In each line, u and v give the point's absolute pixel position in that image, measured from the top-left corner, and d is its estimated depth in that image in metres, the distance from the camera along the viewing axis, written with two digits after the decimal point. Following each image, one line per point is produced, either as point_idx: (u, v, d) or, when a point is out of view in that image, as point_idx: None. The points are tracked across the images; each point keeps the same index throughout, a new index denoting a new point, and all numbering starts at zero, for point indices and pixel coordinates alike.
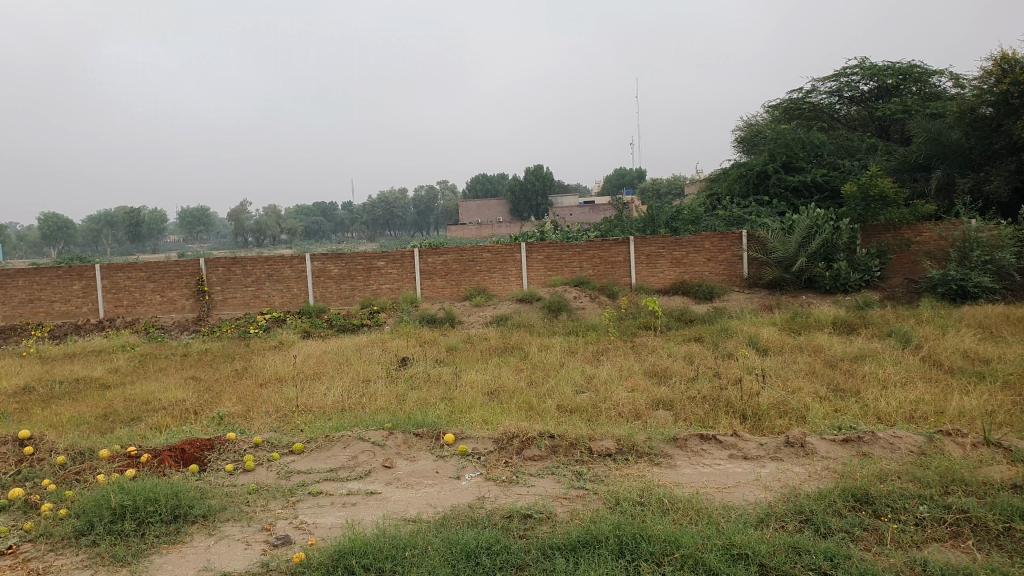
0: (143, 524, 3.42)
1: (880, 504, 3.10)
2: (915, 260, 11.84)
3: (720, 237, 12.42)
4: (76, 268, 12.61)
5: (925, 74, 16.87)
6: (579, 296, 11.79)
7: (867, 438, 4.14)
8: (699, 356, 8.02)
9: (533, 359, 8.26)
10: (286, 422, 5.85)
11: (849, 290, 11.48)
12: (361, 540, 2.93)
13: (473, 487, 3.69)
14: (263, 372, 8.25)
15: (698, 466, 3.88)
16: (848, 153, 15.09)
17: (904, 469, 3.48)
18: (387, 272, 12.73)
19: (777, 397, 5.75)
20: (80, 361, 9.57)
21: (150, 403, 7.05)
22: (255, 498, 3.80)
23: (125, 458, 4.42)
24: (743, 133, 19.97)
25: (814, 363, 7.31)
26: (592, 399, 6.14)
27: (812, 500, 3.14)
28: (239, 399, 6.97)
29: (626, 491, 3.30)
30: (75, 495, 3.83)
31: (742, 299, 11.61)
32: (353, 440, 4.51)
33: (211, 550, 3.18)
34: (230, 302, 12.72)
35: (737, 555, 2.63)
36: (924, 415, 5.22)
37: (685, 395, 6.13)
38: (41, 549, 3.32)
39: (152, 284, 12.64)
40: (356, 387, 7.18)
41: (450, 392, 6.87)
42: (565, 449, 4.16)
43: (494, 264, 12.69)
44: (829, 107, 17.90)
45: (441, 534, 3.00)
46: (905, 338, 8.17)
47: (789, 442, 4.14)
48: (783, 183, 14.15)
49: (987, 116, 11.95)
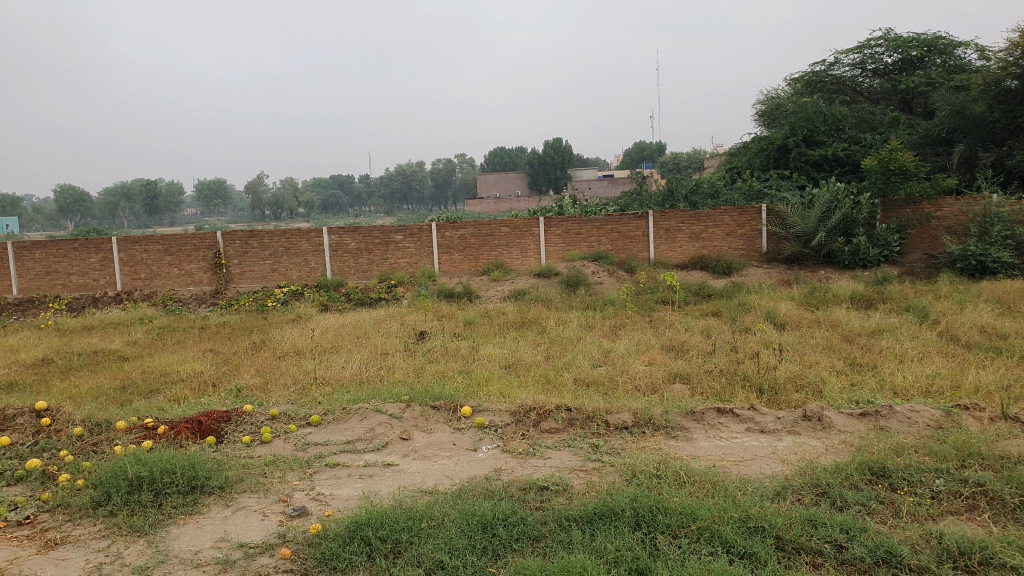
0: (161, 495, 3.47)
1: (897, 478, 3.08)
2: (936, 234, 11.71)
3: (739, 211, 12.31)
4: (93, 241, 12.72)
5: (950, 46, 16.49)
6: (597, 271, 11.78)
7: (885, 412, 4.11)
8: (716, 330, 8.00)
9: (550, 333, 8.27)
10: (302, 395, 5.90)
11: (868, 265, 11.39)
12: (377, 511, 2.96)
13: (490, 459, 3.72)
14: (280, 345, 8.32)
15: (715, 439, 3.88)
16: (870, 127, 14.84)
17: (922, 443, 3.45)
18: (404, 246, 12.74)
19: (793, 371, 5.73)
20: (99, 334, 9.67)
21: (168, 375, 7.13)
22: (272, 469, 3.84)
23: (143, 429, 4.49)
24: (764, 105, 19.73)
25: (832, 338, 7.27)
26: (609, 373, 6.16)
27: (828, 473, 3.13)
28: (256, 372, 7.05)
29: (642, 464, 3.30)
30: (92, 466, 3.89)
31: (760, 274, 11.54)
32: (370, 413, 4.53)
33: (229, 521, 3.23)
34: (248, 275, 12.81)
35: (754, 528, 2.64)
36: (940, 390, 5.20)
37: (702, 369, 6.13)
38: (59, 520, 3.39)
39: (170, 257, 12.73)
40: (373, 360, 7.23)
41: (467, 365, 6.90)
42: (582, 422, 4.17)
43: (512, 238, 12.68)
44: (852, 79, 17.60)
45: (458, 505, 3.02)
46: (923, 312, 8.11)
47: (806, 416, 4.12)
48: (803, 157, 13.99)
49: (1012, 89, 11.72)
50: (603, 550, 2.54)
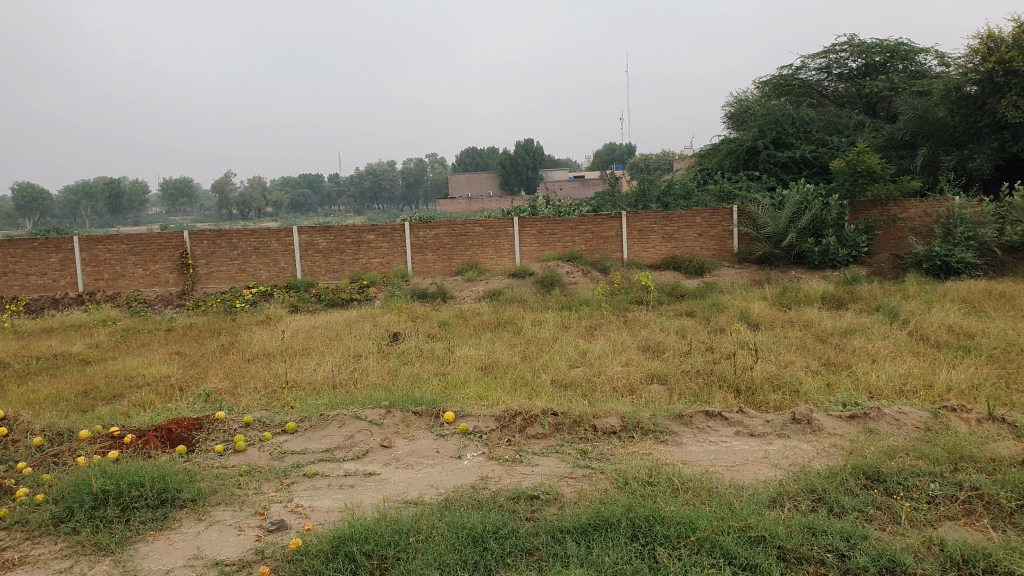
0: (128, 509, 3.32)
1: (892, 482, 3.03)
2: (901, 236, 11.80)
3: (711, 212, 12.34)
4: (53, 241, 12.37)
5: (912, 52, 16.72)
6: (571, 271, 11.73)
7: (874, 414, 4.08)
8: (691, 330, 7.97)
9: (526, 333, 8.19)
10: (274, 400, 5.74)
11: (837, 266, 11.47)
12: (362, 525, 2.85)
13: (475, 467, 3.61)
14: (249, 347, 8.14)
15: (705, 443, 3.81)
16: (836, 130, 14.95)
17: (913, 446, 3.40)
18: (377, 246, 12.58)
19: (770, 371, 5.69)
20: (59, 336, 9.38)
21: (133, 379, 6.92)
22: (247, 480, 3.71)
23: (107, 439, 4.31)
24: (732, 108, 19.85)
25: (806, 338, 7.27)
26: (587, 373, 6.08)
27: (824, 479, 3.08)
28: (225, 375, 6.88)
29: (634, 471, 3.23)
30: (52, 480, 3.72)
31: (732, 274, 11.56)
32: (350, 420, 4.40)
33: (202, 537, 3.10)
34: (215, 276, 12.55)
35: (754, 538, 2.57)
36: (914, 389, 5.19)
37: (680, 369, 6.08)
38: (17, 538, 3.22)
39: (134, 257, 12.43)
40: (347, 363, 7.08)
41: (443, 367, 6.79)
42: (569, 427, 4.08)
43: (486, 238, 12.57)
44: (817, 84, 17.76)
45: (447, 517, 2.92)
46: (892, 312, 8.15)
47: (796, 419, 4.07)
48: (772, 158, 14.07)
49: (972, 94, 11.87)
50: (601, 564, 2.47)
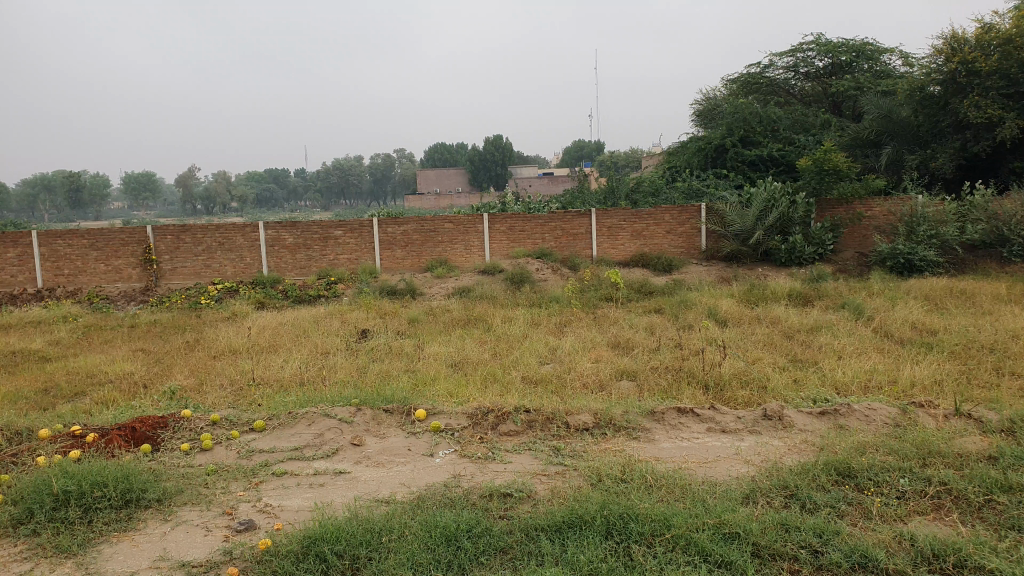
0: (91, 511, 3.24)
1: (863, 478, 3.06)
2: (866, 234, 11.96)
3: (679, 210, 12.39)
4: (12, 235, 12.08)
5: (877, 52, 16.98)
6: (541, 269, 11.73)
7: (844, 410, 4.12)
8: (659, 327, 8.01)
9: (496, 330, 8.16)
10: (242, 397, 5.65)
11: (803, 263, 11.63)
12: (333, 524, 2.80)
13: (448, 465, 3.58)
14: (215, 344, 8.01)
15: (677, 440, 3.82)
16: (803, 129, 15.13)
17: (882, 441, 3.44)
18: (345, 242, 12.46)
19: (738, 367, 5.73)
20: (19, 332, 9.17)
21: (95, 377, 6.78)
22: (214, 480, 3.63)
23: (69, 438, 4.21)
24: (701, 105, 19.98)
25: (773, 334, 7.33)
26: (557, 370, 6.08)
27: (796, 475, 3.09)
28: (190, 372, 6.78)
29: (607, 468, 3.22)
30: (12, 480, 3.61)
31: (700, 272, 11.64)
32: (319, 417, 4.34)
33: (168, 538, 3.03)
34: (179, 272, 12.34)
35: (728, 535, 2.58)
36: (879, 385, 5.25)
37: (649, 365, 6.09)
38: None
39: (96, 252, 12.18)
40: (315, 360, 6.99)
41: (413, 364, 6.75)
42: (541, 424, 4.06)
43: (455, 235, 12.52)
44: (784, 82, 17.94)
45: (419, 516, 2.89)
46: (858, 309, 8.27)
47: (767, 415, 4.10)
48: (740, 156, 14.19)
49: (935, 94, 12.08)
50: (576, 562, 2.45)
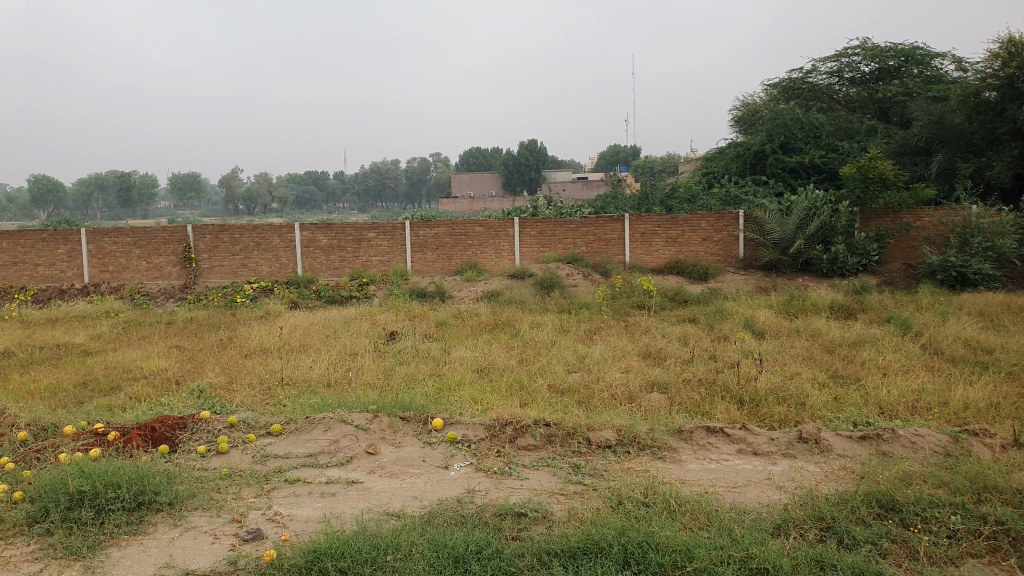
0: (104, 512, 3.11)
1: (908, 513, 2.85)
2: (914, 245, 11.55)
3: (717, 216, 12.11)
4: (60, 232, 12.24)
5: (928, 56, 16.46)
6: (572, 274, 11.55)
7: (887, 435, 3.88)
8: (693, 337, 7.78)
9: (524, 336, 8.01)
10: (267, 398, 5.56)
11: (846, 274, 11.27)
12: (340, 539, 2.66)
13: (462, 479, 3.43)
14: (248, 342, 7.97)
15: (705, 461, 3.63)
16: (846, 135, 14.74)
17: (929, 471, 3.22)
18: (377, 244, 12.40)
19: (775, 383, 5.48)
20: (62, 326, 9.26)
21: (131, 372, 6.77)
22: (226, 485, 3.48)
23: (92, 435, 4.08)
24: (740, 111, 19.62)
25: (812, 348, 7.06)
26: (584, 379, 5.89)
27: (832, 505, 2.90)
28: (222, 370, 6.72)
29: (628, 489, 3.04)
30: (34, 476, 3.50)
31: (737, 281, 11.35)
32: (336, 423, 4.18)
33: (176, 544, 2.90)
34: (217, 270, 12.38)
35: (756, 571, 2.40)
36: (928, 406, 4.99)
37: (681, 377, 5.88)
38: None
39: (138, 249, 12.28)
40: (343, 361, 6.89)
41: (438, 368, 6.61)
42: (561, 439, 3.89)
43: (487, 238, 12.39)
44: (828, 88, 17.50)
45: (430, 533, 2.73)
46: (905, 324, 7.94)
47: (802, 437, 3.89)
48: (780, 163, 13.86)
49: (990, 100, 11.65)
50: None
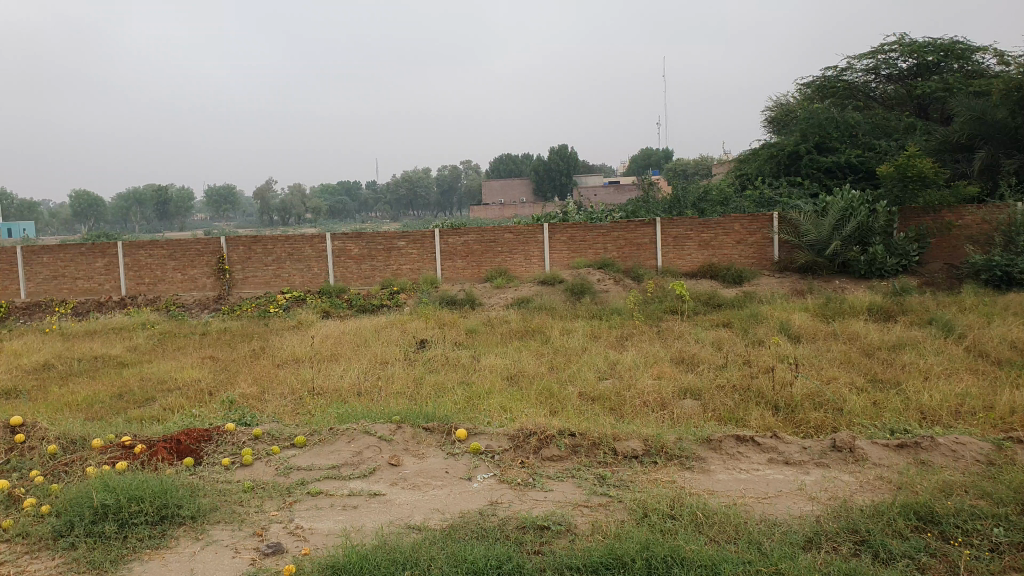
0: (127, 526, 3.10)
1: (948, 525, 2.73)
2: (957, 245, 11.24)
3: (750, 219, 11.92)
4: (98, 245, 12.45)
5: (968, 51, 16.08)
6: (604, 280, 11.45)
7: (926, 443, 3.75)
8: (728, 342, 7.64)
9: (555, 342, 7.94)
10: (298, 408, 5.55)
11: (884, 276, 11.02)
12: (358, 553, 2.61)
13: (486, 491, 3.37)
14: (280, 352, 8.01)
15: (734, 471, 3.53)
16: (884, 134, 14.45)
17: (970, 481, 3.09)
18: (408, 253, 12.42)
19: (811, 388, 5.34)
20: (100, 338, 9.40)
21: (165, 383, 6.82)
22: (249, 497, 3.47)
23: (119, 448, 4.09)
24: (773, 111, 19.37)
25: (850, 352, 6.90)
26: (615, 386, 5.79)
27: (867, 517, 2.79)
28: (254, 380, 6.75)
29: (654, 501, 2.96)
30: (61, 490, 3.52)
31: (772, 284, 11.15)
32: (359, 434, 4.15)
33: (196, 559, 2.88)
34: (250, 281, 12.48)
35: None
36: (972, 410, 4.82)
37: (714, 383, 5.76)
38: (16, 552, 3.04)
39: (174, 261, 12.43)
40: (373, 370, 6.88)
41: (468, 376, 6.57)
42: (587, 449, 3.81)
43: (517, 245, 12.34)
44: (864, 85, 17.20)
45: (450, 547, 2.68)
46: (947, 326, 7.72)
47: (836, 446, 3.77)
48: (815, 163, 13.62)
49: None
50: None
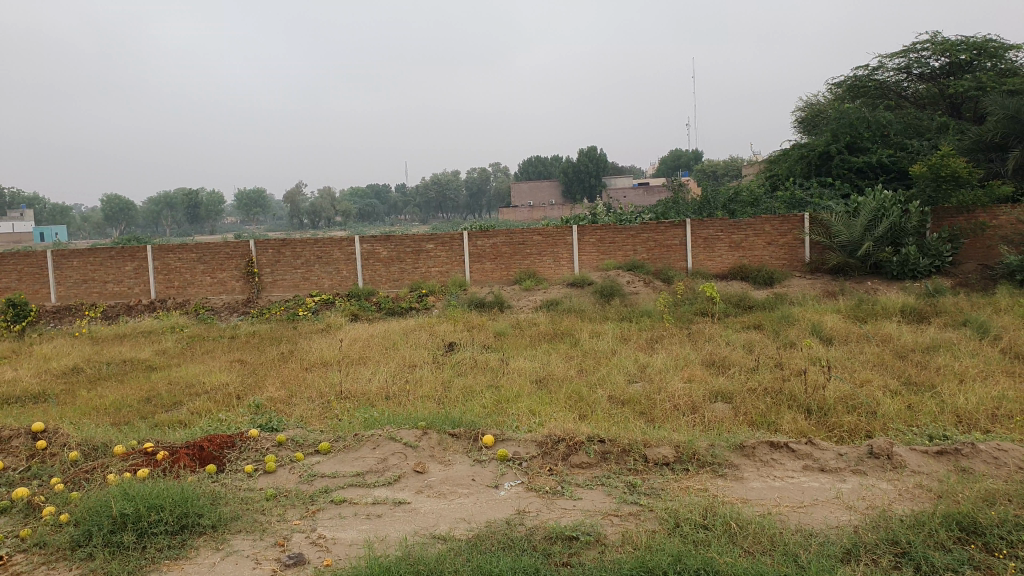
0: (146, 535, 3.09)
1: (993, 536, 2.62)
2: (990, 245, 10.99)
3: (781, 220, 11.73)
4: (128, 249, 12.58)
5: (1001, 49, 15.62)
6: (633, 281, 11.34)
7: (967, 450, 3.62)
8: (759, 344, 7.51)
9: (584, 345, 7.85)
10: (326, 411, 5.52)
11: (917, 277, 10.80)
12: (380, 564, 2.56)
13: (514, 499, 3.31)
14: (308, 355, 8.02)
15: (769, 479, 3.43)
16: (916, 133, 14.17)
17: (1014, 489, 2.97)
18: (436, 255, 12.40)
19: (844, 390, 5.21)
20: (129, 342, 9.47)
21: (193, 387, 6.86)
22: (271, 506, 3.44)
23: (141, 455, 4.09)
24: (804, 111, 19.12)
25: (884, 354, 6.74)
26: (646, 389, 5.70)
27: (907, 528, 2.69)
28: (283, 383, 6.77)
29: (687, 510, 2.88)
30: (80, 498, 3.52)
31: (803, 285, 10.96)
32: (384, 441, 4.11)
33: (216, 569, 2.85)
34: (279, 284, 12.55)
35: None
36: (1009, 414, 4.67)
37: (745, 386, 5.64)
38: (34, 562, 3.03)
39: (203, 265, 12.53)
40: (401, 373, 6.86)
41: (496, 379, 6.51)
42: (617, 455, 3.73)
43: (545, 247, 12.26)
44: (896, 84, 16.87)
45: (474, 557, 2.62)
46: (982, 327, 7.50)
47: (873, 452, 3.65)
48: (847, 164, 13.40)
49: None
50: None
